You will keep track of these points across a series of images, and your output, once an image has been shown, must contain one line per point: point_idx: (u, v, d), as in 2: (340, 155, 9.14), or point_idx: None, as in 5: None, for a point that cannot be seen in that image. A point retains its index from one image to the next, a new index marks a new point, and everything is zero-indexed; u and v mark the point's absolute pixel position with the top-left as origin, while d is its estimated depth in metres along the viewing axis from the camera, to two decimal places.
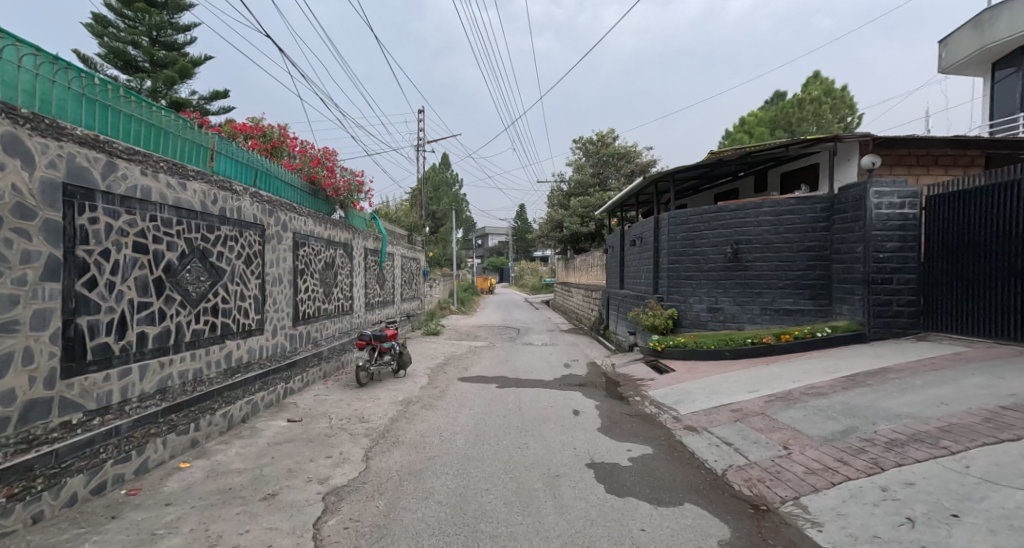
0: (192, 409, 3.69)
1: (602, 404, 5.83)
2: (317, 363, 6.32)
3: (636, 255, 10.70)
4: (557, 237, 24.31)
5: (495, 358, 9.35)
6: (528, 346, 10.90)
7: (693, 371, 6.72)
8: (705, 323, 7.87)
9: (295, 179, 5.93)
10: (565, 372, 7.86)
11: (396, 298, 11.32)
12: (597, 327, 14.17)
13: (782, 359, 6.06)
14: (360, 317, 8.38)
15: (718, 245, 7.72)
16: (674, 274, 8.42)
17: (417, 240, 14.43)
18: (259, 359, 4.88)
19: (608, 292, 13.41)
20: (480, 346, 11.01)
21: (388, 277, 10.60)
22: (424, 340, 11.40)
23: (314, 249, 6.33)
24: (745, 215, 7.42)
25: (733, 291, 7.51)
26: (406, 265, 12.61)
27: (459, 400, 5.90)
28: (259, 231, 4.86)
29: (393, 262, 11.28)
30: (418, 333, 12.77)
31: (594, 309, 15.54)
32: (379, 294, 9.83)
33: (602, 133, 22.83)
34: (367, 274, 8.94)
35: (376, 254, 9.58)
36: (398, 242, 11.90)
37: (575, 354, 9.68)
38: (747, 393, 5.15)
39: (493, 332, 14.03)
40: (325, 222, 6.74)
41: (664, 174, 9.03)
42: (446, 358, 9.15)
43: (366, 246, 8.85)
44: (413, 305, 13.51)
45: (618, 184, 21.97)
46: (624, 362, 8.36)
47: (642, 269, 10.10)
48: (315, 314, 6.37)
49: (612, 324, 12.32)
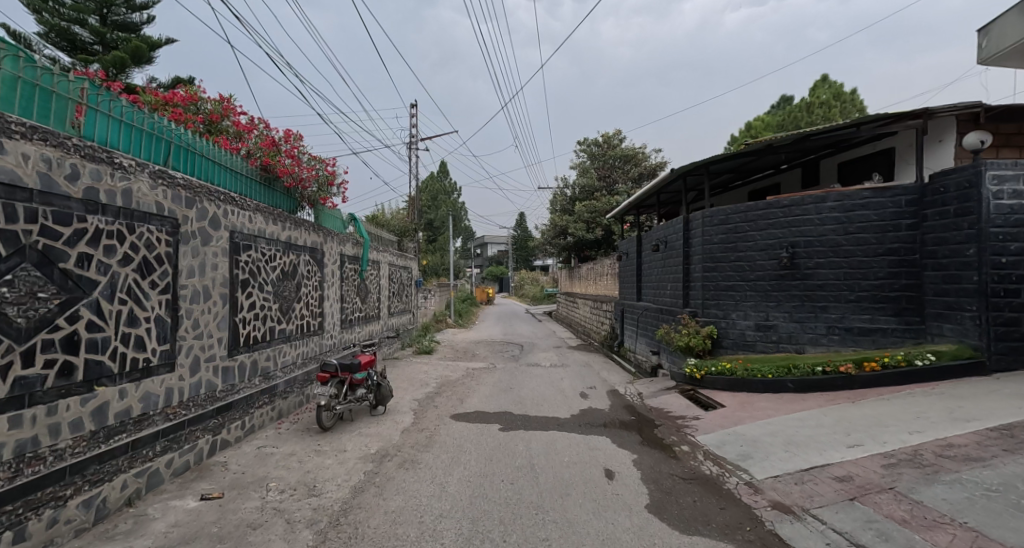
0: (8, 508, 2.29)
1: (640, 457, 4.38)
2: (268, 402, 4.90)
3: (658, 262, 9.30)
4: (560, 245, 22.96)
5: (496, 384, 7.92)
6: (534, 369, 9.46)
7: (749, 407, 5.29)
8: (753, 344, 6.47)
9: (235, 162, 4.55)
10: (582, 405, 6.44)
11: (382, 313, 9.90)
12: (609, 344, 12.75)
13: (873, 396, 4.66)
14: (333, 339, 6.97)
15: (768, 249, 6.37)
16: (711, 283, 7.03)
17: (409, 246, 13.06)
18: (167, 406, 3.42)
19: (622, 304, 11.99)
20: (478, 367, 9.57)
21: (372, 289, 9.20)
22: (414, 361, 9.96)
23: (263, 253, 4.92)
24: (803, 211, 6.04)
25: (789, 305, 6.15)
26: (395, 276, 11.19)
27: (451, 452, 4.49)
28: (170, 226, 3.45)
29: (379, 272, 9.87)
30: (408, 351, 11.32)
31: (605, 323, 14.14)
32: (359, 310, 8.39)
33: (608, 134, 21.63)
34: (343, 286, 7.53)
35: (356, 261, 8.19)
36: (384, 249, 10.49)
37: (590, 379, 8.25)
38: (845, 448, 3.75)
39: (493, 350, 12.56)
40: (282, 220, 5.37)
41: (695, 167, 7.65)
42: (439, 385, 7.73)
43: (341, 252, 7.45)
44: (403, 320, 12.06)
45: (625, 188, 20.69)
46: (652, 391, 6.94)
47: (667, 278, 8.72)
48: (267, 338, 4.96)
49: (629, 342, 10.89)
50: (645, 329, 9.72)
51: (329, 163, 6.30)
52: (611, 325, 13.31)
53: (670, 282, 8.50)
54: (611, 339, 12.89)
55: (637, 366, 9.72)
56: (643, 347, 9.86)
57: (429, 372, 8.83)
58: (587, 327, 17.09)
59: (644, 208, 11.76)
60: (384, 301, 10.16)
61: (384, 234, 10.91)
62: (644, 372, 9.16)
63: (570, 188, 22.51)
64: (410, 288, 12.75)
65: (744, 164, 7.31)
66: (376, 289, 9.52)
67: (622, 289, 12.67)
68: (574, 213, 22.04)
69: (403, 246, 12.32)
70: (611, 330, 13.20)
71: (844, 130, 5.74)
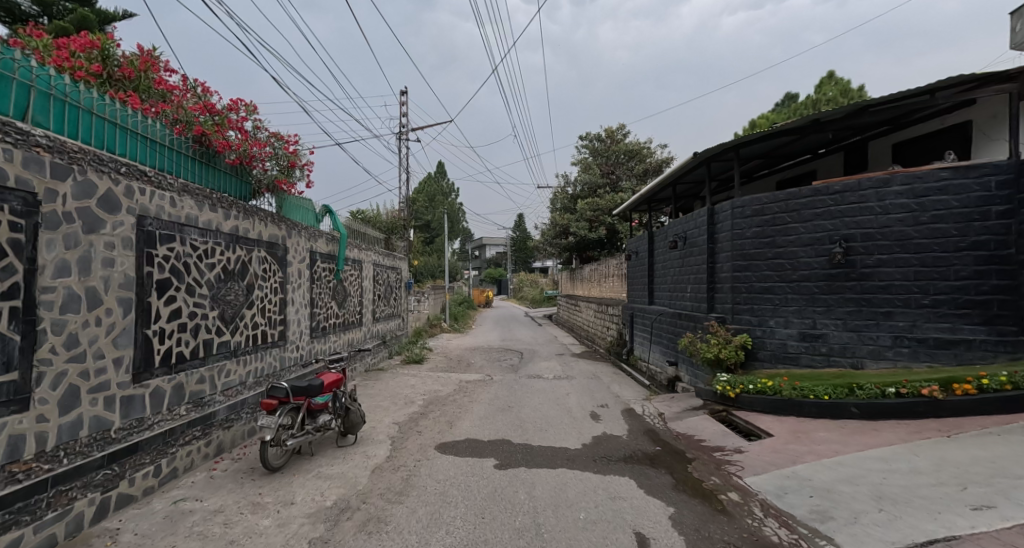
0: None
1: (678, 512, 3.33)
2: (201, 436, 3.86)
3: (675, 261, 8.27)
4: (561, 246, 21.98)
5: (492, 401, 6.89)
6: (535, 382, 8.40)
7: (806, 438, 4.24)
8: (798, 357, 5.45)
9: (148, 126, 3.48)
10: (594, 430, 5.39)
11: (363, 319, 8.83)
12: (617, 353, 11.73)
13: (976, 429, 3.63)
14: (298, 351, 5.92)
15: (815, 244, 5.36)
16: (743, 284, 6.03)
17: (399, 245, 12.06)
18: (12, 462, 2.41)
19: (632, 309, 10.96)
20: (472, 380, 8.52)
21: (351, 293, 8.13)
22: (401, 373, 8.92)
23: (195, 246, 3.88)
24: (860, 197, 5.03)
25: (843, 311, 5.13)
26: (380, 278, 10.13)
27: (431, 504, 3.46)
28: (18, 203, 2.45)
29: (361, 273, 8.80)
30: (396, 360, 10.29)
31: (611, 328, 13.16)
32: (334, 317, 7.33)
33: (611, 129, 20.76)
34: (313, 289, 6.47)
35: (331, 261, 7.16)
36: (367, 247, 9.43)
37: (599, 396, 7.20)
38: (969, 510, 2.72)
39: (489, 359, 11.52)
40: (224, 207, 4.33)
41: (722, 151, 6.62)
42: (426, 403, 6.69)
43: (310, 249, 6.40)
44: (391, 326, 10.99)
45: (629, 185, 19.75)
46: (675, 412, 5.90)
47: (687, 279, 7.70)
48: (201, 354, 3.92)
49: (642, 351, 9.85)
50: (661, 336, 8.69)
51: (289, 139, 5.26)
52: (618, 332, 12.28)
53: (691, 284, 7.48)
54: (618, 347, 11.84)
55: (651, 378, 8.69)
56: (657, 357, 8.83)
57: (416, 386, 7.79)
58: (591, 333, 16.07)
59: (655, 202, 10.70)
60: (366, 306, 9.09)
61: (368, 231, 9.86)
62: (660, 387, 8.12)
63: (572, 186, 21.53)
64: (398, 291, 11.68)
65: (781, 146, 6.29)
66: (357, 292, 8.46)
67: (631, 292, 11.63)
68: (576, 212, 21.06)
69: (391, 245, 11.25)
70: (618, 337, 12.17)
71: (914, 99, 4.74)
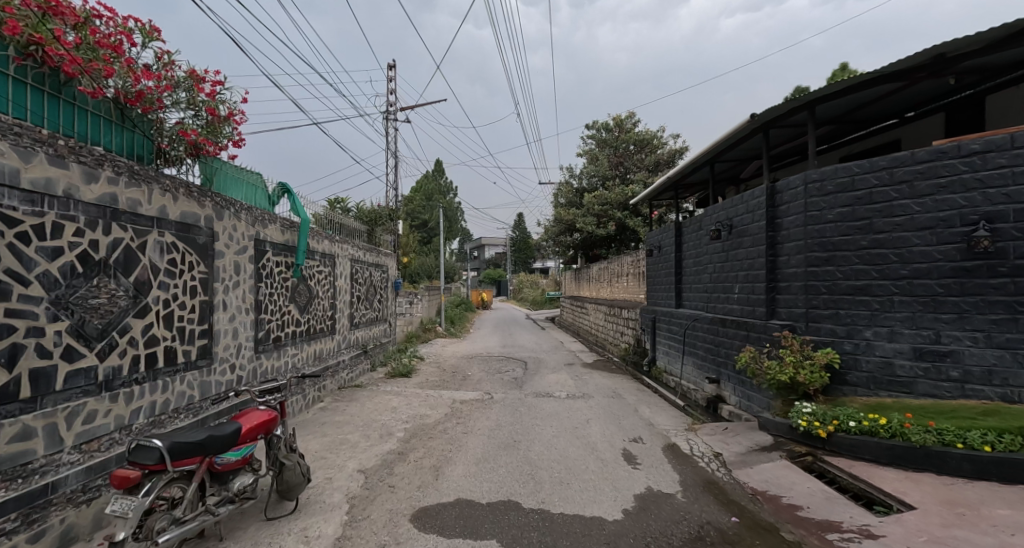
0: None
1: None
2: (22, 528, 2.38)
3: (718, 256, 6.82)
4: (566, 243, 20.60)
5: (492, 432, 5.44)
6: (545, 403, 6.94)
7: (977, 517, 2.76)
8: (912, 384, 3.99)
9: None
10: (633, 484, 3.91)
11: (337, 326, 7.37)
12: (637, 364, 10.26)
13: None
14: (233, 373, 4.44)
15: (941, 226, 3.91)
16: (824, 283, 4.57)
17: (386, 239, 10.64)
18: None
19: (657, 315, 9.49)
20: (468, 400, 7.05)
21: (318, 294, 6.66)
22: (383, 391, 7.46)
23: (13, 220, 2.41)
24: (1013, 159, 3.61)
25: (986, 319, 3.69)
26: (360, 277, 8.67)
27: None
28: None
29: (333, 270, 7.34)
30: (379, 374, 8.83)
31: (627, 333, 11.75)
32: (294, 325, 5.87)
33: (619, 117, 19.55)
34: (260, 290, 4.99)
35: (290, 253, 5.70)
36: (343, 240, 7.98)
37: (626, 425, 5.74)
38: None
39: (488, 371, 10.05)
40: (90, 165, 2.87)
41: (789, 113, 5.16)
42: (408, 436, 5.24)
43: (256, 237, 4.92)
44: (374, 333, 9.53)
45: (640, 176, 18.41)
46: (735, 454, 4.44)
47: (735, 278, 6.25)
48: (25, 394, 2.45)
49: (672, 364, 8.38)
50: (700, 348, 7.24)
51: (205, 77, 3.71)
52: (637, 340, 10.81)
53: (742, 284, 6.03)
54: (639, 357, 10.36)
55: (686, 399, 7.23)
56: (695, 373, 7.37)
57: (398, 411, 6.32)
58: (603, 338, 14.63)
59: (683, 188, 9.22)
60: (341, 310, 7.63)
61: (345, 220, 8.42)
62: (701, 411, 6.64)
63: (578, 179, 20.19)
64: (384, 292, 10.22)
65: (872, 102, 4.84)
66: (326, 293, 6.98)
67: (653, 294, 10.18)
68: (583, 206, 19.71)
69: (374, 239, 9.80)
70: (637, 345, 10.69)
71: None
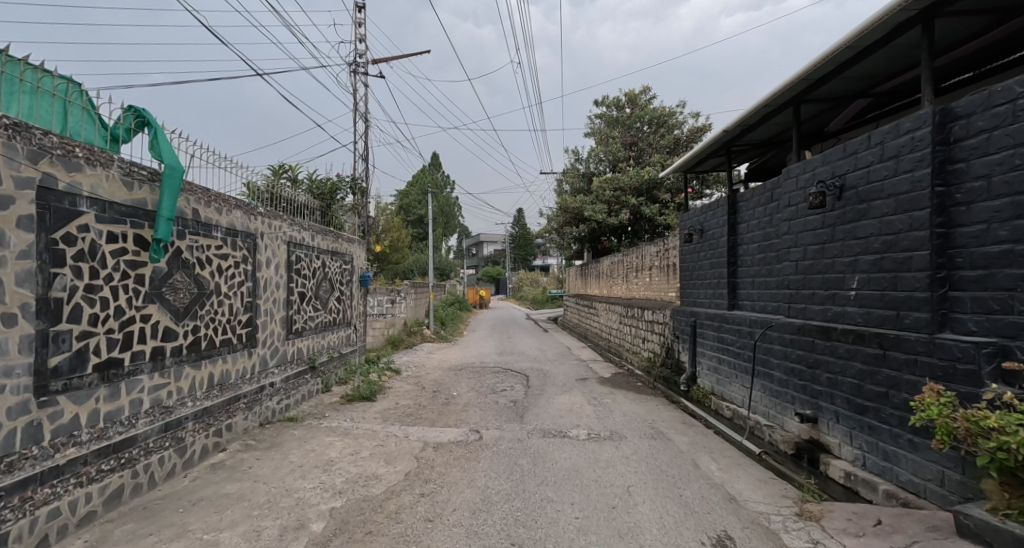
0: None
1: None
2: None
3: (813, 236, 4.69)
4: (571, 235, 18.60)
5: (475, 522, 3.28)
6: (555, 451, 4.78)
7: None
8: None
9: None
10: None
11: (257, 336, 5.19)
12: (673, 382, 8.12)
13: None
14: None
15: None
16: None
17: (352, 224, 8.51)
18: None
19: (701, 320, 7.38)
20: (446, 445, 4.91)
21: (221, 290, 4.49)
22: (325, 429, 5.29)
23: None
24: None
25: None
26: (305, 269, 6.51)
27: None
28: None
29: (254, 257, 5.15)
30: (334, 399, 6.67)
31: (655, 340, 9.66)
32: (164, 338, 3.69)
33: (632, 93, 17.75)
34: (59, 281, 2.80)
35: (150, 224, 3.47)
36: (279, 216, 5.80)
37: (693, 504, 3.53)
38: None
39: (479, 391, 7.92)
40: None
41: None
42: (330, 535, 3.07)
43: (42, 185, 2.72)
44: (329, 343, 7.36)
45: (655, 159, 16.48)
46: None
47: (850, 266, 4.14)
48: None
49: (731, 387, 6.30)
50: (780, 368, 5.14)
51: None
52: (670, 352, 8.70)
53: (869, 275, 3.91)
54: (675, 373, 8.25)
55: (759, 441, 5.13)
56: (771, 404, 5.27)
57: (335, 470, 4.14)
58: (618, 345, 12.52)
59: (736, 150, 7.09)
60: (266, 313, 5.45)
61: (285, 194, 6.26)
62: (791, 463, 4.55)
63: (585, 163, 18.28)
64: (345, 289, 8.06)
65: None
66: (238, 289, 4.79)
67: (691, 292, 8.05)
68: (591, 193, 17.72)
69: (331, 220, 7.64)
70: (672, 358, 8.58)
71: None
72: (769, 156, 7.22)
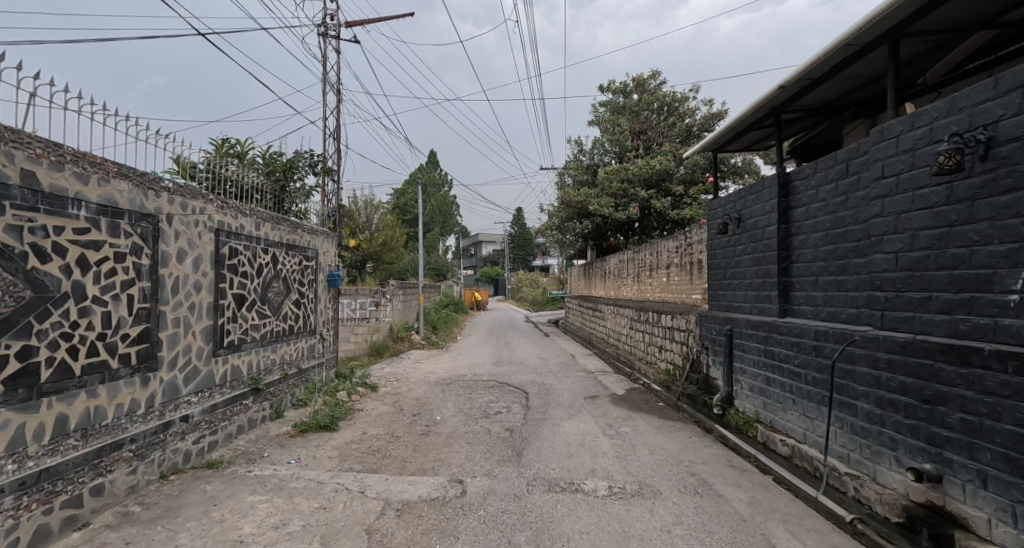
0: None
1: None
2: None
3: (928, 217, 3.34)
4: (575, 232, 17.37)
5: None
6: (564, 518, 3.43)
7: None
8: None
9: None
10: None
11: (160, 355, 3.81)
12: (704, 403, 6.78)
13: None
14: None
15: None
16: None
17: (316, 214, 7.17)
18: None
19: (742, 328, 6.04)
20: (415, 507, 3.61)
21: (86, 294, 3.12)
22: (255, 479, 3.94)
23: None
24: None
25: None
26: (246, 266, 5.16)
27: None
28: None
29: (155, 248, 3.78)
30: (284, 431, 5.32)
31: (677, 352, 8.33)
32: None
33: (640, 78, 16.61)
34: None
35: None
36: (204, 196, 4.44)
37: None
38: None
39: (468, 414, 6.58)
40: None
41: None
42: None
43: None
44: (280, 359, 5.98)
45: (666, 149, 15.25)
46: None
47: (1007, 258, 2.79)
48: None
49: (788, 416, 4.96)
50: (871, 398, 3.78)
51: None
52: (699, 366, 7.35)
53: None
54: (708, 393, 6.90)
55: (841, 498, 3.80)
56: (856, 446, 3.92)
57: None
58: (629, 354, 11.20)
59: (786, 119, 5.79)
60: (179, 324, 4.08)
61: (204, 167, 4.88)
62: (903, 541, 3.20)
63: (590, 154, 17.10)
64: (302, 292, 6.68)
65: None
66: (120, 291, 3.42)
67: (727, 295, 6.70)
68: (596, 187, 16.47)
69: (283, 207, 6.27)
70: (702, 374, 7.23)
71: None
72: (832, 125, 5.90)
